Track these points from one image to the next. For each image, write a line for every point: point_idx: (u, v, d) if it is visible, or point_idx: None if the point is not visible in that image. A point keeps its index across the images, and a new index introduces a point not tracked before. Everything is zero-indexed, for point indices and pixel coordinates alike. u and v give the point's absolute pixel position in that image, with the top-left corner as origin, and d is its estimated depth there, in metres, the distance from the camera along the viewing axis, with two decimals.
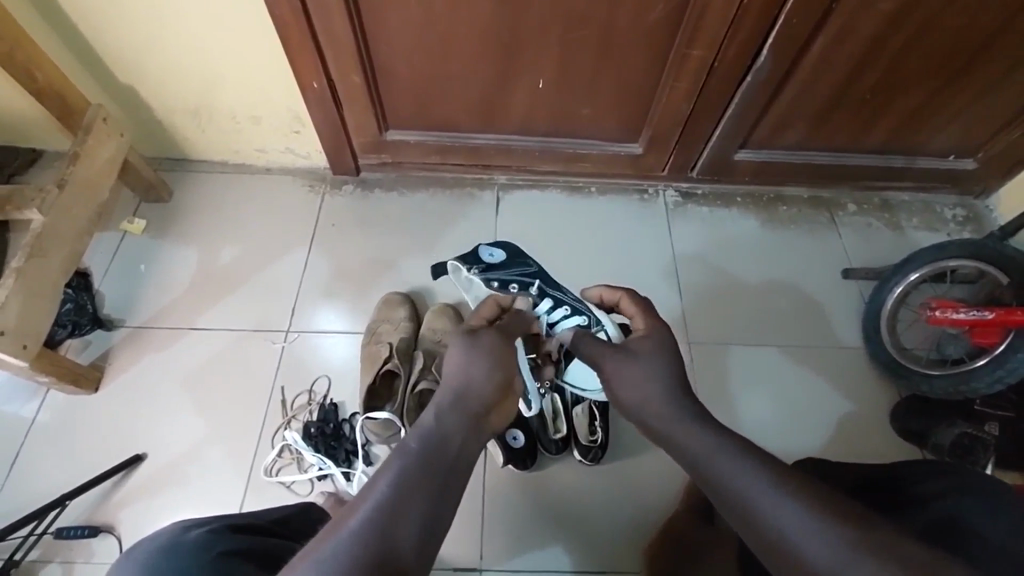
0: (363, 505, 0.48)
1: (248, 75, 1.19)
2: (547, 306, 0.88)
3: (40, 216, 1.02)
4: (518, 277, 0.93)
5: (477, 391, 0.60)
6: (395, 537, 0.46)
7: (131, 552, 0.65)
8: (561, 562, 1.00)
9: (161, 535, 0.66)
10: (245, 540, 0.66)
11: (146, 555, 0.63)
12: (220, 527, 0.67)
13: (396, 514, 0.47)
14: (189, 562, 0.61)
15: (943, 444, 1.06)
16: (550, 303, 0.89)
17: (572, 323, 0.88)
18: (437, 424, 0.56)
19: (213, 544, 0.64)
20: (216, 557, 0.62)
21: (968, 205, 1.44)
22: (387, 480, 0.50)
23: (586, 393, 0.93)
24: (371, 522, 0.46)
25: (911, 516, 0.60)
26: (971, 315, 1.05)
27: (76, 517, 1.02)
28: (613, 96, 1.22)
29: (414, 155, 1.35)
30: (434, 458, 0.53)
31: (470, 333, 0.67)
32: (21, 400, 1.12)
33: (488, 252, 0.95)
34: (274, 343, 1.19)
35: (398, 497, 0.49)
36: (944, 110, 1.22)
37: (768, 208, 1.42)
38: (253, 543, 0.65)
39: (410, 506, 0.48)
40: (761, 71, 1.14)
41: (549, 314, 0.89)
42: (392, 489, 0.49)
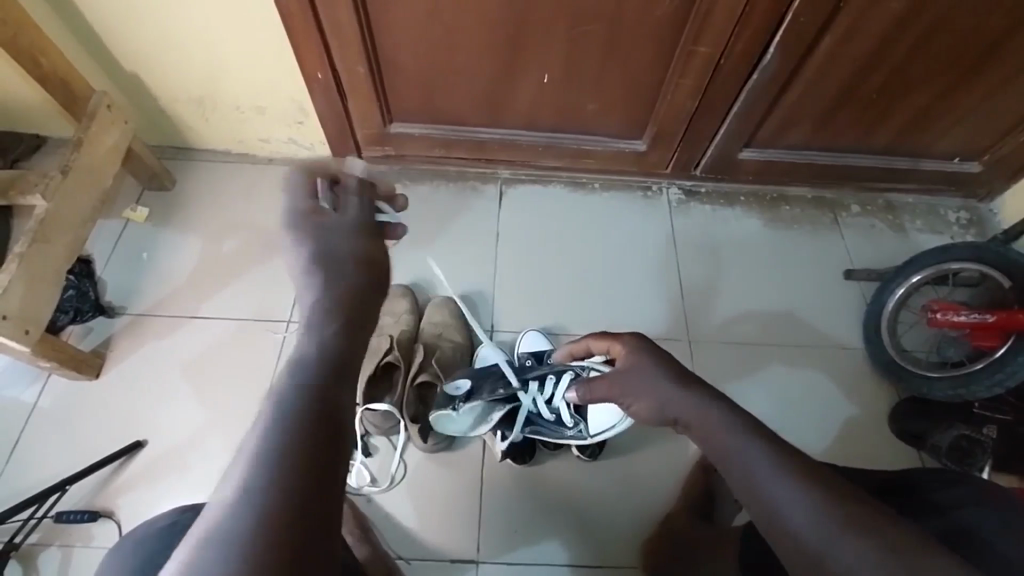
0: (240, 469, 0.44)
1: (253, 66, 1.19)
2: (536, 386, 0.96)
3: (43, 202, 1.02)
4: (498, 381, 0.96)
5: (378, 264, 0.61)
6: (282, 517, 0.41)
7: (124, 540, 0.65)
8: (558, 558, 1.00)
9: (166, 516, 0.66)
10: None
11: (137, 542, 0.63)
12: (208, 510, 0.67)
13: (278, 446, 0.45)
14: (171, 545, 0.62)
15: (941, 445, 1.08)
16: (536, 382, 0.96)
17: (564, 383, 0.93)
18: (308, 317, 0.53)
19: None
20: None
21: (972, 208, 1.44)
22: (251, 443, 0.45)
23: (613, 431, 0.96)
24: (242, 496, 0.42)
25: (924, 523, 0.60)
26: (972, 318, 1.05)
27: (76, 501, 1.03)
28: (617, 92, 1.21)
29: (418, 148, 1.34)
30: (320, 440, 0.46)
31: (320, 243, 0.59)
32: (23, 384, 1.12)
33: (456, 386, 0.98)
34: (275, 333, 1.20)
35: (288, 427, 0.46)
36: (952, 112, 1.22)
37: (771, 208, 1.41)
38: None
39: (281, 479, 0.43)
40: (767, 70, 1.13)
41: (541, 390, 0.96)
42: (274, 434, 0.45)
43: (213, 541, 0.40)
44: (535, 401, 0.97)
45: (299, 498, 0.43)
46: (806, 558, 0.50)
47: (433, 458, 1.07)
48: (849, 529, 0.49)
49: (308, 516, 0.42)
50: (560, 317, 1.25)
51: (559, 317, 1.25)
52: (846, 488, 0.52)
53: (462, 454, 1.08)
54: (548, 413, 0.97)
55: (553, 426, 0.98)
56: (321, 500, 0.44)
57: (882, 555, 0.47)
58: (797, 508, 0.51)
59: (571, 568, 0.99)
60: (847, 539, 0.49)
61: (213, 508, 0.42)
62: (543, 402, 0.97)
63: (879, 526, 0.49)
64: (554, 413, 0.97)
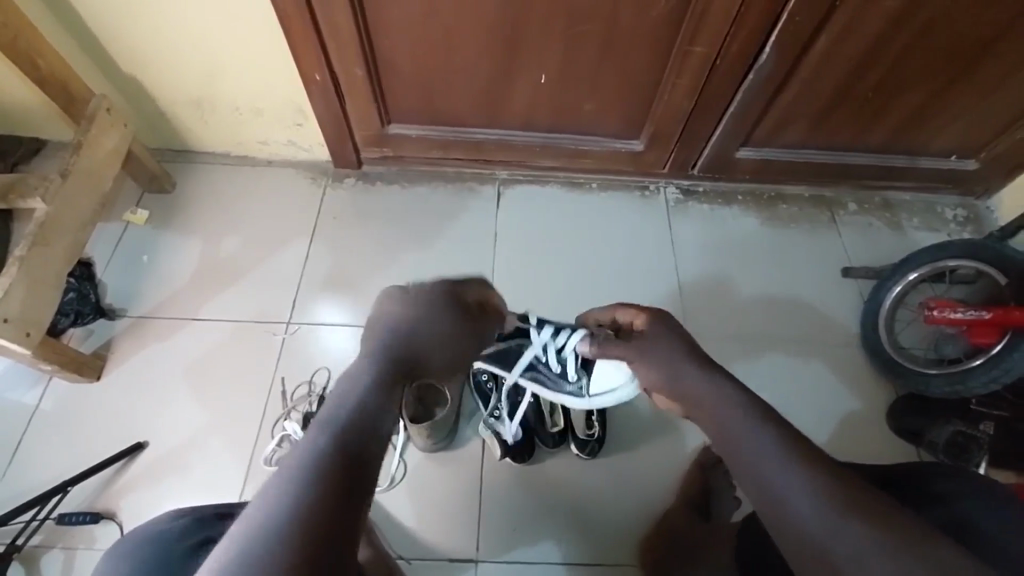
0: (284, 479, 0.51)
1: (251, 68, 1.19)
2: (549, 332, 0.96)
3: (44, 205, 1.03)
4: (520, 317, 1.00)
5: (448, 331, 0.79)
6: (309, 527, 0.47)
7: (123, 540, 0.65)
8: (555, 556, 1.00)
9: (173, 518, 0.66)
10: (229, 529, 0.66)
11: (135, 544, 0.63)
12: (205, 515, 0.67)
13: (318, 463, 0.52)
14: (169, 555, 0.61)
15: (938, 442, 1.07)
16: (551, 329, 0.96)
17: (578, 338, 0.93)
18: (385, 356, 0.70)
19: (198, 531, 0.64)
20: (193, 549, 0.62)
21: (970, 205, 1.44)
22: (299, 456, 0.53)
23: (613, 394, 0.95)
24: (281, 504, 0.49)
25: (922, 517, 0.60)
26: (969, 315, 1.05)
27: (78, 503, 1.03)
28: (614, 91, 1.22)
29: (416, 149, 1.35)
30: (350, 465, 0.53)
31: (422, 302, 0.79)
32: (24, 387, 1.13)
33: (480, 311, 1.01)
34: (274, 335, 1.20)
35: (330, 449, 0.54)
36: (949, 110, 1.22)
37: (769, 206, 1.42)
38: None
39: (313, 492, 0.50)
40: (764, 68, 1.13)
41: (554, 339, 0.96)
42: (315, 456, 0.53)
43: (249, 540, 0.46)
44: (546, 347, 0.96)
45: (325, 512, 0.49)
46: (804, 549, 0.51)
47: (433, 458, 1.08)
48: (844, 519, 0.50)
49: (330, 531, 0.48)
50: (559, 317, 1.25)
51: (558, 316, 1.25)
52: (843, 481, 0.53)
53: (462, 453, 1.08)
54: (553, 364, 0.96)
55: (554, 379, 0.97)
56: (344, 520, 0.49)
57: (877, 548, 0.48)
58: (797, 499, 0.53)
59: (570, 566, 1.00)
60: (842, 529, 0.50)
61: (256, 510, 0.49)
62: (553, 350, 0.96)
63: (876, 519, 0.50)
64: (560, 364, 0.96)
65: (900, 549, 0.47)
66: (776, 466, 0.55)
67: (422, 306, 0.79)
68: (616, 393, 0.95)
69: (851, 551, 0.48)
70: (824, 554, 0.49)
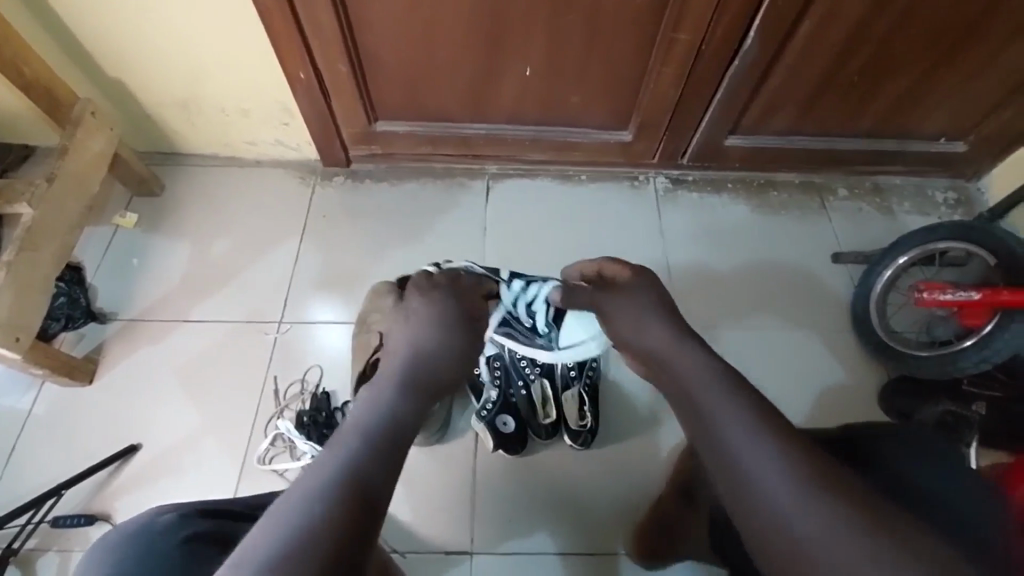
0: (318, 478, 0.52)
1: (236, 68, 1.19)
2: (520, 285, 0.93)
3: (29, 210, 1.03)
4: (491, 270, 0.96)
5: (461, 342, 0.80)
6: (338, 524, 0.48)
7: (109, 535, 0.64)
8: (549, 547, 1.01)
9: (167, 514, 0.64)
10: (215, 525, 0.65)
11: (118, 540, 0.62)
12: (188, 511, 0.66)
13: (354, 465, 0.54)
14: (152, 549, 0.61)
15: (927, 421, 1.06)
16: (522, 282, 0.93)
17: (550, 289, 0.91)
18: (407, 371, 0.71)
19: (181, 527, 0.63)
20: (185, 543, 0.61)
21: (960, 187, 1.44)
22: (335, 456, 0.55)
23: (583, 347, 0.93)
24: (314, 500, 0.50)
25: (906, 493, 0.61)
26: (959, 296, 1.04)
27: (73, 505, 1.04)
28: (599, 83, 1.21)
29: (404, 145, 1.35)
30: (378, 468, 0.55)
31: (428, 312, 0.80)
32: (17, 392, 1.13)
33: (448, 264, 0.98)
34: (267, 334, 1.20)
35: (366, 453, 0.55)
36: (936, 92, 1.22)
37: (759, 193, 1.42)
38: (228, 530, 0.66)
39: (346, 491, 0.51)
40: (748, 55, 1.13)
41: (525, 291, 0.92)
42: (351, 459, 0.54)
43: (280, 534, 0.47)
44: (517, 300, 0.92)
45: (353, 512, 0.50)
46: (772, 531, 0.51)
47: (426, 452, 1.08)
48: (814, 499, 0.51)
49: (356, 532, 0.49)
50: None
51: None
52: (825, 459, 0.53)
53: (455, 447, 1.08)
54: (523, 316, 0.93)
55: (524, 332, 0.93)
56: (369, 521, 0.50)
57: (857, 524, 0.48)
58: (770, 485, 0.53)
59: (564, 556, 1.00)
60: (810, 509, 0.50)
61: (286, 505, 0.50)
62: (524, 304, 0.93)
63: (856, 495, 0.50)
64: (531, 317, 0.93)
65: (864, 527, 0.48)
66: (749, 451, 0.55)
67: (429, 319, 0.80)
68: (586, 347, 0.93)
69: (816, 531, 0.49)
70: (790, 536, 0.50)
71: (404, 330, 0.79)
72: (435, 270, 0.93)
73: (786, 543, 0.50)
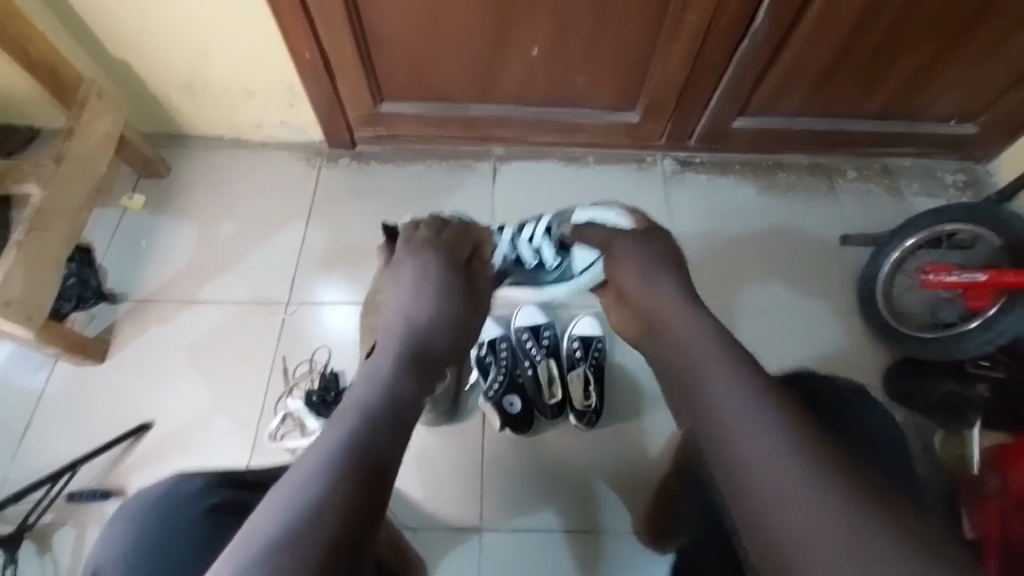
0: (317, 460, 0.51)
1: (239, 48, 1.18)
2: (516, 228, 1.07)
3: (39, 190, 1.03)
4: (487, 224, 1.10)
5: (459, 292, 0.81)
6: (340, 508, 0.48)
7: (137, 496, 0.68)
8: (554, 524, 1.02)
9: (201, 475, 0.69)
10: (235, 492, 0.68)
11: (146, 504, 0.66)
12: (212, 478, 0.69)
13: (353, 445, 0.53)
14: (176, 515, 0.64)
15: (931, 401, 1.08)
16: (518, 225, 1.07)
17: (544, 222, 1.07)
18: (405, 335, 0.71)
19: (204, 498, 0.66)
20: (208, 510, 0.65)
21: (970, 169, 1.43)
22: (333, 437, 0.54)
23: (585, 274, 1.06)
24: (312, 484, 0.49)
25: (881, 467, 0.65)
26: (964, 277, 1.04)
27: (88, 480, 1.05)
28: (607, 63, 1.20)
29: (410, 127, 1.34)
30: (378, 445, 0.54)
31: (420, 272, 0.81)
32: (30, 371, 1.14)
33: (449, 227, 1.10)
34: (275, 315, 1.21)
35: (365, 431, 0.55)
36: (949, 72, 1.20)
37: (767, 175, 1.41)
38: (249, 497, 0.68)
39: (348, 472, 0.50)
40: (758, 35, 1.11)
41: (522, 232, 1.07)
42: (347, 438, 0.53)
43: (281, 519, 0.47)
44: (516, 240, 1.06)
45: (356, 493, 0.49)
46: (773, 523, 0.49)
47: (435, 432, 1.09)
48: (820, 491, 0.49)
49: (358, 511, 0.48)
50: None
51: None
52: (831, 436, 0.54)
53: (462, 425, 1.10)
54: (526, 252, 1.06)
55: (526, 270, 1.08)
56: (373, 499, 0.50)
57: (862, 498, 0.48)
58: (772, 475, 0.51)
59: (569, 532, 1.02)
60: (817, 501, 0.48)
61: (287, 489, 0.50)
62: (523, 242, 1.06)
63: (858, 470, 0.51)
64: (532, 252, 1.06)
65: (867, 517, 0.46)
66: (751, 439, 0.54)
67: (422, 278, 0.80)
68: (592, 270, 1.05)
69: (819, 526, 0.47)
70: (792, 532, 0.48)
71: (406, 294, 0.78)
72: (421, 223, 0.94)
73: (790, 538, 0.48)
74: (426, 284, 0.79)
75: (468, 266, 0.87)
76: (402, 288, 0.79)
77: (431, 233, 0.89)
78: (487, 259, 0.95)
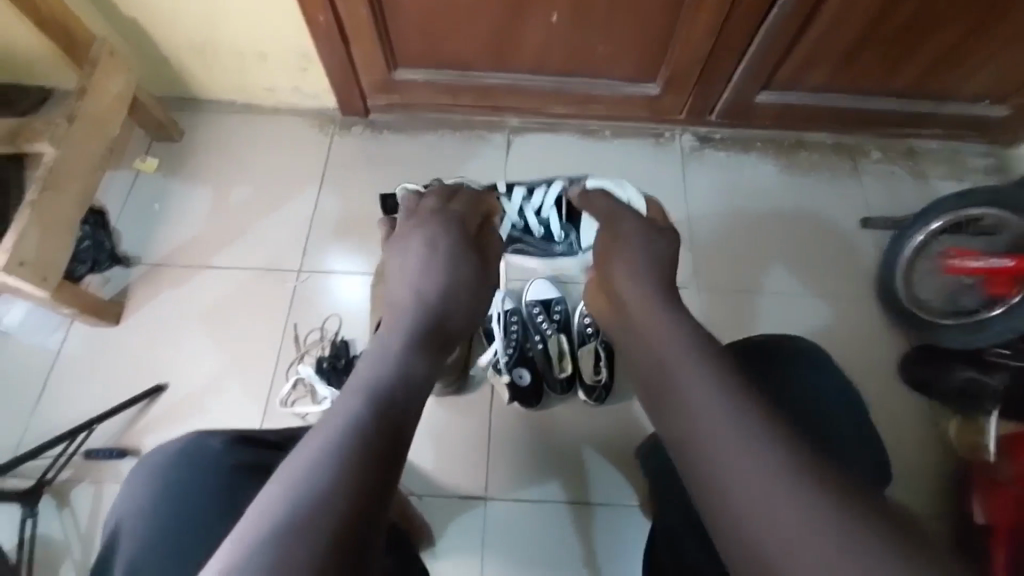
0: (323, 440, 0.48)
1: (251, 9, 1.15)
2: (527, 192, 1.10)
3: (52, 150, 1.03)
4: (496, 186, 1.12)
5: (469, 262, 0.79)
6: (349, 493, 0.44)
7: (159, 449, 0.71)
8: (559, 496, 1.03)
9: (216, 436, 0.70)
10: (253, 450, 0.71)
11: (169, 457, 0.69)
12: (234, 436, 0.71)
13: (361, 426, 0.49)
14: (195, 472, 0.67)
15: (948, 390, 1.07)
16: (529, 190, 1.10)
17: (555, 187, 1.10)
18: (414, 310, 0.69)
19: (227, 456, 0.68)
20: (228, 470, 0.67)
21: (1000, 153, 1.38)
22: (340, 418, 0.50)
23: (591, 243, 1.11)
24: (320, 464, 0.45)
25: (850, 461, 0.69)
26: (990, 264, 1.02)
27: (104, 439, 1.08)
28: (629, 31, 1.16)
29: (424, 95, 1.32)
30: (388, 426, 0.51)
31: (427, 243, 0.79)
32: (47, 331, 1.16)
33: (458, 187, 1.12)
34: (286, 282, 1.21)
35: (373, 412, 0.51)
36: (987, 49, 1.14)
37: (788, 154, 1.37)
38: (268, 458, 0.70)
39: (357, 453, 0.47)
40: (788, 4, 1.07)
41: (532, 196, 1.09)
42: (355, 419, 0.50)
43: (286, 505, 0.43)
44: (525, 206, 1.09)
45: (365, 476, 0.46)
46: (760, 534, 0.44)
47: (443, 403, 1.10)
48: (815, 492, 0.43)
49: (368, 495, 0.45)
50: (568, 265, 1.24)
51: None
52: None
53: (471, 397, 1.10)
54: (533, 219, 1.10)
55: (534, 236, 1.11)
56: (382, 483, 0.46)
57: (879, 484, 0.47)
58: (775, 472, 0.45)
59: (574, 505, 1.03)
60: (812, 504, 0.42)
61: (291, 473, 0.46)
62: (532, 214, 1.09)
63: None
64: (541, 218, 1.10)
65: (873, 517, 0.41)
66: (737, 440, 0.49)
67: (429, 248, 0.78)
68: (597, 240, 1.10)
69: (820, 528, 0.41)
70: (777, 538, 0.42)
71: (416, 269, 0.75)
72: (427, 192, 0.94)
73: (777, 544, 0.42)
74: (434, 256, 0.77)
75: (478, 232, 0.86)
76: (409, 260, 0.77)
77: (436, 204, 0.87)
78: (493, 225, 0.93)
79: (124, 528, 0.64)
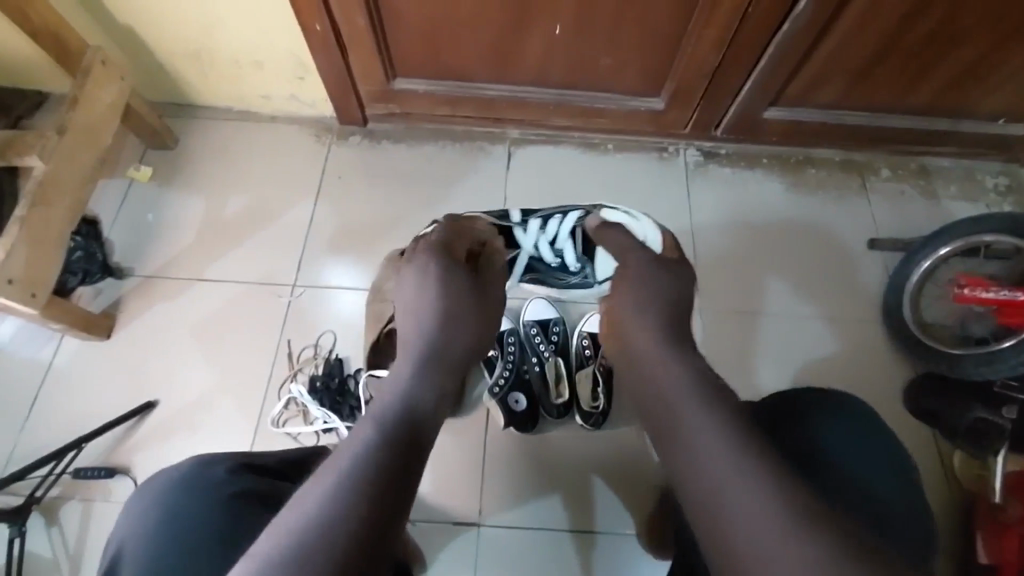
0: (332, 474, 0.48)
1: (247, 16, 1.12)
2: (540, 223, 1.05)
3: (41, 163, 1.01)
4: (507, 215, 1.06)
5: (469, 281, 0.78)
6: (354, 530, 0.44)
7: (153, 482, 0.69)
8: (555, 523, 1.02)
9: (202, 472, 0.68)
10: (249, 480, 0.69)
11: (167, 484, 0.67)
12: (231, 465, 0.70)
13: (373, 459, 0.49)
14: (183, 509, 0.65)
15: (958, 426, 1.04)
16: (542, 220, 1.05)
17: (571, 218, 1.04)
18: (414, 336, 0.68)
19: (228, 485, 0.67)
20: (213, 509, 0.65)
21: (1013, 172, 1.34)
22: (352, 450, 0.50)
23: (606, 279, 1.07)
24: (329, 498, 0.45)
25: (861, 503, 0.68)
26: (1001, 295, 0.99)
27: (93, 458, 1.07)
28: (634, 44, 1.13)
29: (424, 105, 1.29)
30: (400, 457, 0.50)
31: (423, 262, 0.78)
32: (38, 344, 1.15)
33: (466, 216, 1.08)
34: (281, 297, 1.19)
35: (385, 444, 0.51)
36: (1004, 67, 1.11)
37: (795, 171, 1.34)
38: (262, 488, 0.68)
39: (366, 486, 0.47)
40: (800, 19, 1.03)
41: (545, 228, 1.05)
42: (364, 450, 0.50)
43: (291, 537, 0.43)
44: (539, 240, 1.05)
45: (372, 512, 0.45)
46: None
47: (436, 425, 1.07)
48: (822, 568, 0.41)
49: (372, 532, 0.44)
50: None
51: None
52: None
53: (466, 420, 1.08)
54: (546, 253, 1.05)
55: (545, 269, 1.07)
56: (389, 519, 0.46)
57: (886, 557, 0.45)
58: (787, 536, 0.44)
59: (571, 532, 1.01)
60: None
61: (301, 504, 0.46)
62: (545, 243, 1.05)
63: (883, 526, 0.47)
64: (555, 250, 1.05)
65: None
66: (736, 481, 0.49)
67: (426, 267, 0.77)
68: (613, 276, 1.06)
69: None
70: None
71: (413, 289, 0.75)
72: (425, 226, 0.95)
73: None
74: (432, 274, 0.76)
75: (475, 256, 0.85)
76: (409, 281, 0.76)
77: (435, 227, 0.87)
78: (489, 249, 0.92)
79: (120, 557, 0.63)
